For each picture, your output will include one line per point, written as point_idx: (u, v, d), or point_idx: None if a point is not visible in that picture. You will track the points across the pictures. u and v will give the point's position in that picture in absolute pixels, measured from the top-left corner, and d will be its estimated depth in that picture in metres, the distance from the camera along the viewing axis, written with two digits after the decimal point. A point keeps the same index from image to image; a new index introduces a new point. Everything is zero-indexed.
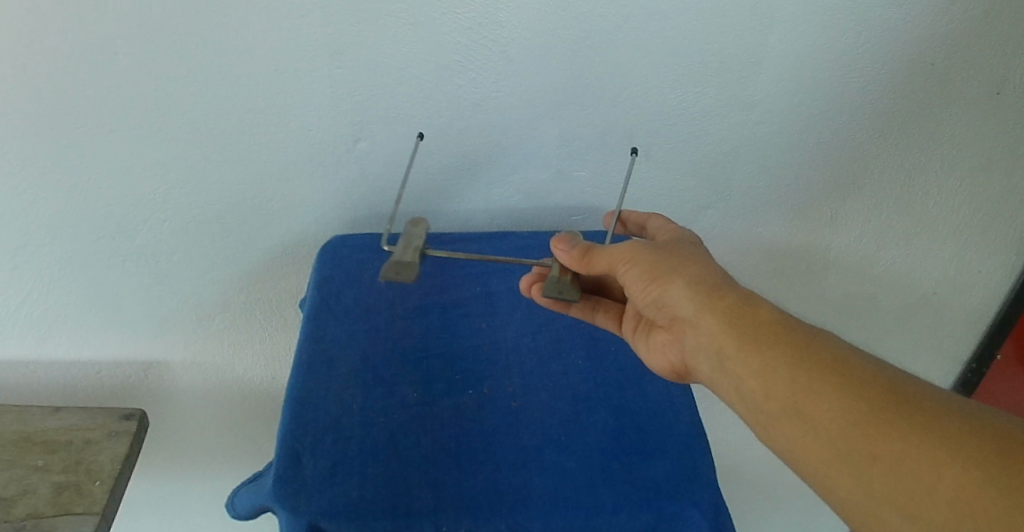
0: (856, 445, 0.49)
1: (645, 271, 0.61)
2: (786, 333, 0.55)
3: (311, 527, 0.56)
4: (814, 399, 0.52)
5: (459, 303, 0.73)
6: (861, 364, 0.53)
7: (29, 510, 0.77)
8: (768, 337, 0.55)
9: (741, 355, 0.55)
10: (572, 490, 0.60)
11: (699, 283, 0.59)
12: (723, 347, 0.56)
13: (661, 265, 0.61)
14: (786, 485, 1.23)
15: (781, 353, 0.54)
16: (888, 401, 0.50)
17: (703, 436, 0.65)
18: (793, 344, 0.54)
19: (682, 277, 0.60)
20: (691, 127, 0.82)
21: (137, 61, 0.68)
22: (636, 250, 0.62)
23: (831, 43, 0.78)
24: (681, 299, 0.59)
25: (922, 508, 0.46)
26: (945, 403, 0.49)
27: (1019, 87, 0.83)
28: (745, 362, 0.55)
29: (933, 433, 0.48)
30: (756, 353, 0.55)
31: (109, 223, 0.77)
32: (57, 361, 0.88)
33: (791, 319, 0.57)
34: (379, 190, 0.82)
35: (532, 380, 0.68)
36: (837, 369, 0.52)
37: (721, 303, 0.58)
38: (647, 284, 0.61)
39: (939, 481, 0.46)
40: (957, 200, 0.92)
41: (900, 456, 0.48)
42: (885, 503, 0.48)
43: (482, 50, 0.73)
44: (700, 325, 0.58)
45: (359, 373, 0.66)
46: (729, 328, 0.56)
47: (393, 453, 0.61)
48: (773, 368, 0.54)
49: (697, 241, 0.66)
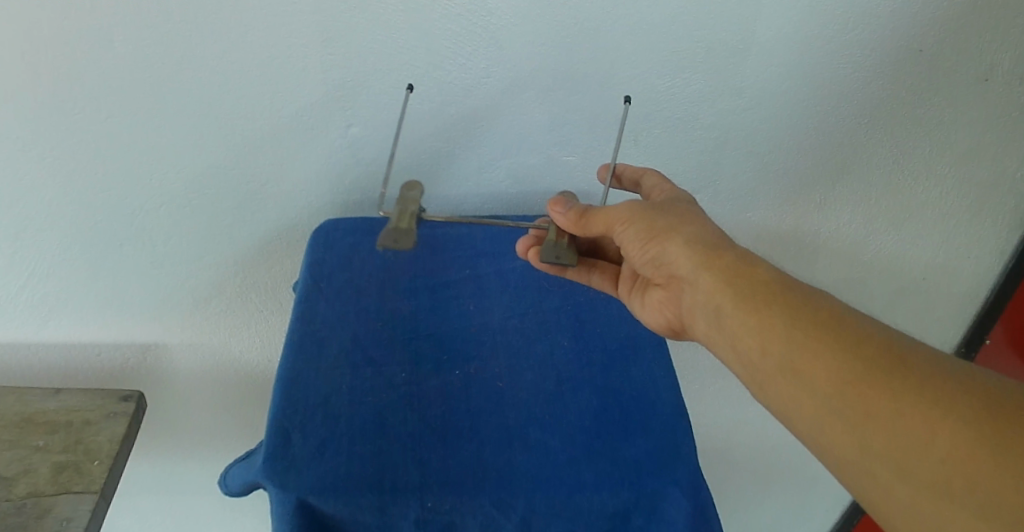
0: (851, 402, 0.51)
1: (641, 233, 0.62)
2: (783, 291, 0.56)
3: (300, 503, 0.58)
4: (811, 357, 0.53)
5: (449, 285, 0.74)
6: (856, 322, 0.54)
7: (29, 489, 0.79)
8: (765, 296, 0.56)
9: (739, 314, 0.57)
10: (556, 468, 0.61)
11: (694, 245, 0.60)
12: (722, 305, 0.58)
13: (659, 224, 0.62)
14: (776, 466, 1.25)
15: (778, 312, 0.56)
16: (883, 359, 0.51)
17: (686, 416, 0.66)
18: (790, 302, 0.56)
19: (680, 236, 0.61)
20: (680, 113, 0.83)
21: (134, 47, 0.69)
22: (630, 214, 0.63)
23: (819, 29, 0.78)
24: (677, 262, 0.60)
25: (915, 463, 0.48)
26: (937, 361, 0.51)
27: (1007, 73, 0.84)
28: (742, 321, 0.56)
29: (926, 392, 0.49)
30: (754, 311, 0.56)
31: (107, 207, 0.79)
32: (58, 343, 0.89)
33: (787, 277, 0.58)
34: (371, 174, 0.83)
35: (518, 360, 0.69)
36: (829, 327, 0.54)
37: (717, 264, 0.59)
38: (646, 244, 0.62)
39: (932, 439, 0.48)
40: (945, 186, 0.93)
41: (894, 414, 0.49)
42: (879, 459, 0.50)
43: (472, 36, 0.74)
44: (697, 286, 0.59)
45: (349, 354, 0.67)
46: (727, 287, 0.58)
47: (382, 432, 0.62)
48: (770, 325, 0.55)
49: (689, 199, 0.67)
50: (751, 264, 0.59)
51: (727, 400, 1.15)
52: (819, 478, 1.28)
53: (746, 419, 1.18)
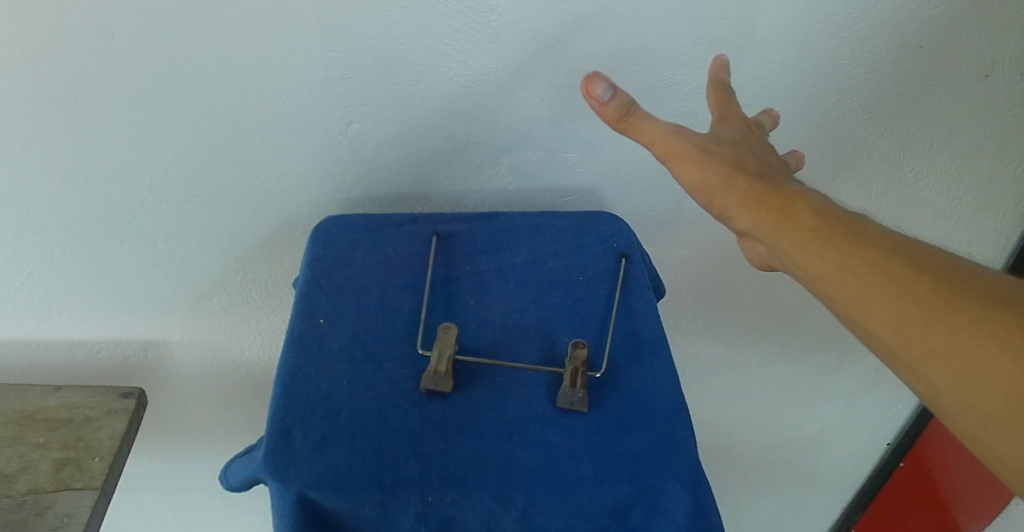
0: (914, 340, 0.55)
1: (692, 159, 0.61)
2: (842, 229, 0.59)
3: (301, 497, 0.58)
4: (872, 298, 0.56)
5: (449, 280, 0.73)
6: (911, 256, 0.57)
7: (30, 486, 0.79)
8: (826, 236, 0.58)
9: (803, 256, 0.59)
10: (556, 462, 0.62)
11: (753, 187, 0.61)
12: (785, 247, 0.60)
13: (707, 155, 0.62)
14: (776, 463, 1.25)
15: (838, 252, 0.58)
16: (941, 294, 0.55)
17: (686, 410, 0.66)
18: (850, 240, 0.58)
19: (730, 171, 0.62)
20: (681, 109, 0.83)
21: (133, 43, 0.69)
22: (689, 151, 0.62)
23: (819, 26, 0.78)
24: (735, 206, 0.61)
25: (977, 394, 0.52)
26: (988, 289, 0.54)
27: (1008, 70, 0.84)
28: (805, 262, 0.59)
29: (984, 325, 0.53)
30: (817, 253, 0.58)
31: (108, 203, 0.79)
32: (58, 340, 0.90)
33: (842, 212, 0.60)
34: (372, 170, 0.83)
35: (518, 356, 0.69)
36: (900, 267, 0.56)
37: (778, 204, 0.60)
38: (695, 172, 0.61)
39: (992, 371, 0.52)
40: (945, 182, 0.93)
41: (955, 349, 0.53)
42: (943, 391, 0.54)
43: (472, 32, 0.74)
44: (756, 223, 0.61)
45: (349, 349, 0.67)
46: (787, 230, 0.59)
47: (382, 427, 0.62)
48: (833, 267, 0.58)
49: (746, 125, 0.66)
50: (814, 202, 0.60)
51: (727, 397, 1.15)
52: (819, 475, 1.28)
53: (746, 416, 1.18)
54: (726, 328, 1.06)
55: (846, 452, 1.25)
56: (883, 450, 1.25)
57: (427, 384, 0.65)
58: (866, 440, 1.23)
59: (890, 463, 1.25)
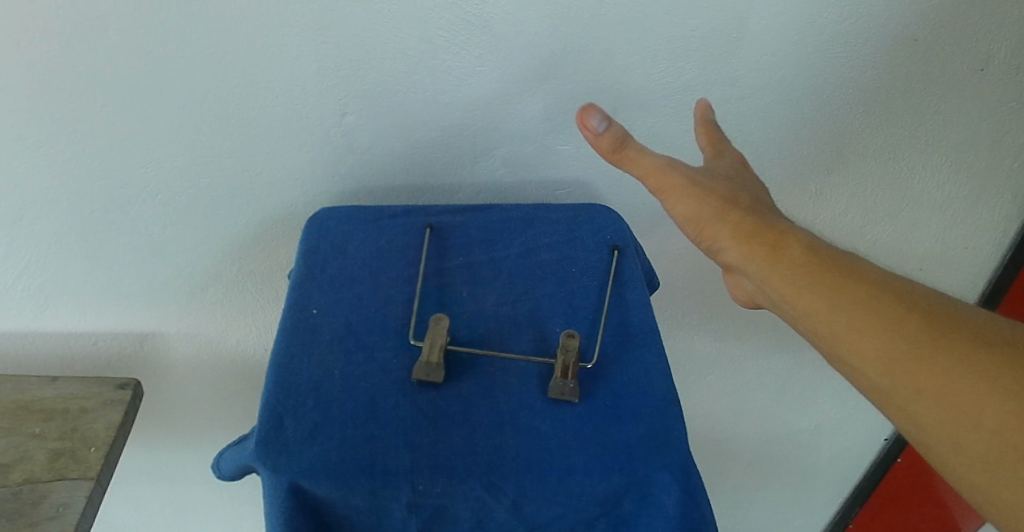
0: (903, 380, 0.56)
1: (684, 192, 0.63)
2: (831, 267, 0.60)
3: (292, 486, 0.59)
4: (861, 337, 0.58)
5: (442, 272, 0.74)
6: (899, 295, 0.59)
7: (26, 476, 0.80)
8: (817, 274, 0.60)
9: (793, 292, 0.60)
10: (547, 452, 0.62)
11: (745, 222, 0.63)
12: (775, 282, 0.61)
13: (699, 189, 0.64)
14: (772, 457, 1.26)
15: (828, 289, 0.60)
16: (929, 334, 0.56)
17: (677, 401, 0.67)
18: (839, 278, 0.60)
19: (722, 206, 0.63)
20: (675, 102, 0.83)
21: (127, 35, 0.69)
22: (681, 185, 0.64)
23: (812, 19, 0.78)
24: (727, 240, 0.63)
25: (966, 435, 0.54)
26: (975, 331, 0.56)
27: (1004, 64, 0.84)
28: (794, 298, 0.60)
29: (972, 366, 0.54)
30: (807, 289, 0.60)
31: (103, 195, 0.79)
32: (55, 332, 0.90)
33: (831, 249, 0.62)
34: (367, 162, 0.83)
35: (510, 346, 0.69)
36: (890, 306, 0.58)
37: (770, 239, 0.62)
38: (688, 206, 0.63)
39: (981, 413, 0.53)
40: (940, 177, 0.94)
41: (944, 389, 0.54)
42: (932, 430, 0.55)
43: (466, 25, 0.74)
44: (746, 257, 0.62)
45: (342, 339, 0.67)
46: (778, 266, 0.61)
47: (374, 416, 0.63)
48: (822, 304, 0.59)
49: (738, 158, 0.68)
50: (803, 238, 0.62)
51: (723, 391, 1.15)
52: (816, 470, 1.29)
53: (742, 410, 1.18)
54: (721, 322, 1.06)
55: (843, 447, 1.25)
56: (877, 451, 1.26)
57: (420, 375, 0.65)
58: (862, 436, 1.24)
59: (884, 464, 1.25)
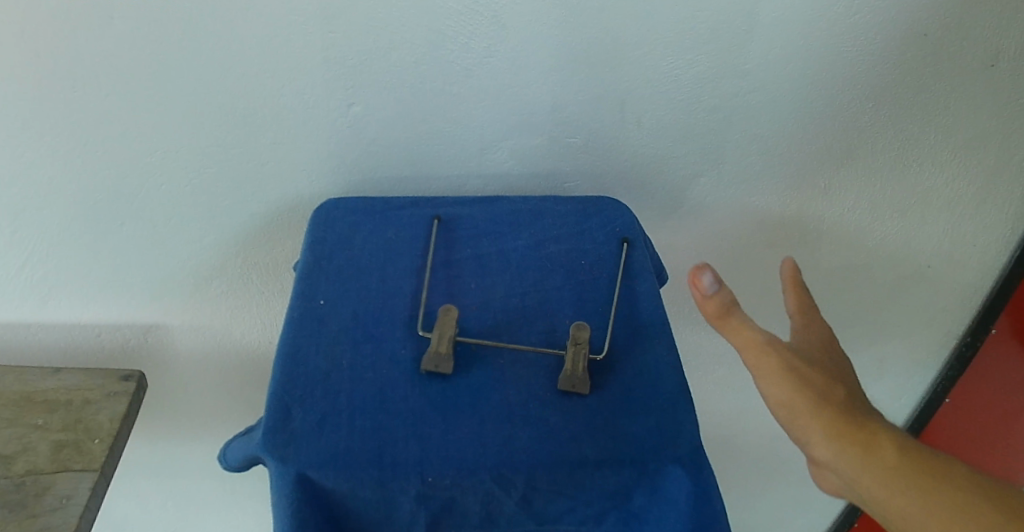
0: None
1: (774, 365, 0.63)
2: (914, 456, 0.58)
3: (300, 477, 0.58)
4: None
5: (450, 263, 0.73)
6: (982, 488, 0.57)
7: (29, 467, 0.79)
8: (904, 462, 0.58)
9: (880, 477, 0.57)
10: (557, 444, 0.61)
11: (833, 399, 0.61)
12: (858, 464, 0.58)
13: (786, 360, 0.63)
14: (778, 454, 1.25)
15: (912, 474, 0.57)
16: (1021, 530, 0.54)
17: (689, 394, 0.66)
18: (921, 466, 0.58)
19: (810, 378, 0.63)
20: (684, 95, 0.82)
21: (133, 24, 0.69)
22: (771, 354, 0.63)
23: (824, 11, 0.78)
24: (811, 415, 0.61)
25: None
26: None
27: (1014, 59, 0.83)
28: (878, 489, 0.57)
29: None
30: (891, 478, 0.57)
31: (108, 185, 0.79)
32: (58, 323, 0.90)
33: (916, 444, 0.60)
34: (373, 154, 0.82)
35: (519, 338, 0.69)
36: (975, 500, 0.56)
37: (857, 422, 0.60)
38: (777, 371, 0.63)
39: None
40: (949, 172, 0.93)
41: None
42: None
43: (474, 15, 0.74)
44: (829, 435, 0.60)
45: (350, 330, 0.67)
46: (863, 446, 0.59)
47: (382, 407, 0.62)
48: (906, 493, 0.57)
49: (830, 338, 0.69)
50: (887, 429, 0.60)
51: (729, 388, 1.14)
52: None
53: (748, 407, 1.17)
54: None
55: None
56: None
57: (429, 366, 0.65)
58: None
59: None
